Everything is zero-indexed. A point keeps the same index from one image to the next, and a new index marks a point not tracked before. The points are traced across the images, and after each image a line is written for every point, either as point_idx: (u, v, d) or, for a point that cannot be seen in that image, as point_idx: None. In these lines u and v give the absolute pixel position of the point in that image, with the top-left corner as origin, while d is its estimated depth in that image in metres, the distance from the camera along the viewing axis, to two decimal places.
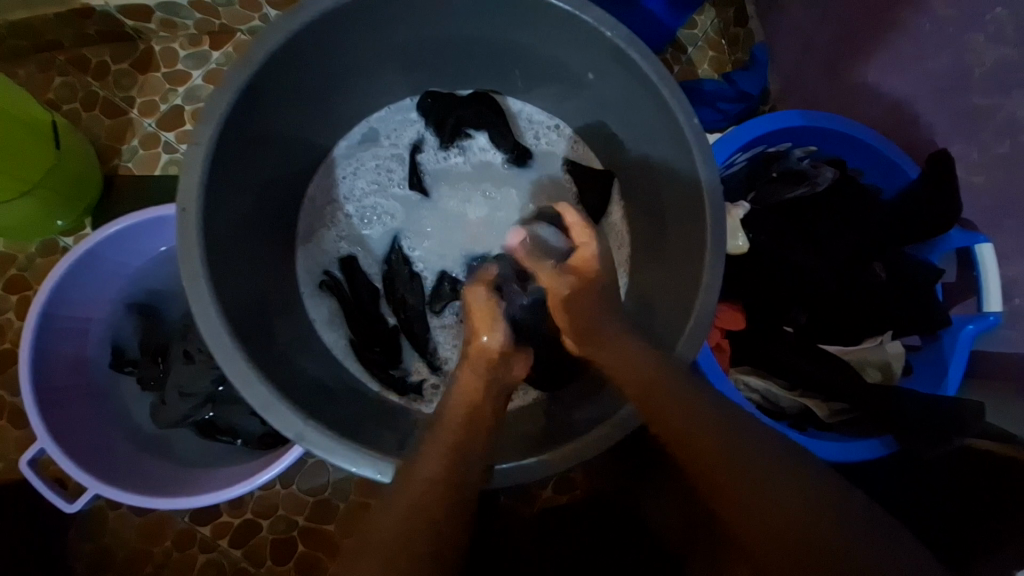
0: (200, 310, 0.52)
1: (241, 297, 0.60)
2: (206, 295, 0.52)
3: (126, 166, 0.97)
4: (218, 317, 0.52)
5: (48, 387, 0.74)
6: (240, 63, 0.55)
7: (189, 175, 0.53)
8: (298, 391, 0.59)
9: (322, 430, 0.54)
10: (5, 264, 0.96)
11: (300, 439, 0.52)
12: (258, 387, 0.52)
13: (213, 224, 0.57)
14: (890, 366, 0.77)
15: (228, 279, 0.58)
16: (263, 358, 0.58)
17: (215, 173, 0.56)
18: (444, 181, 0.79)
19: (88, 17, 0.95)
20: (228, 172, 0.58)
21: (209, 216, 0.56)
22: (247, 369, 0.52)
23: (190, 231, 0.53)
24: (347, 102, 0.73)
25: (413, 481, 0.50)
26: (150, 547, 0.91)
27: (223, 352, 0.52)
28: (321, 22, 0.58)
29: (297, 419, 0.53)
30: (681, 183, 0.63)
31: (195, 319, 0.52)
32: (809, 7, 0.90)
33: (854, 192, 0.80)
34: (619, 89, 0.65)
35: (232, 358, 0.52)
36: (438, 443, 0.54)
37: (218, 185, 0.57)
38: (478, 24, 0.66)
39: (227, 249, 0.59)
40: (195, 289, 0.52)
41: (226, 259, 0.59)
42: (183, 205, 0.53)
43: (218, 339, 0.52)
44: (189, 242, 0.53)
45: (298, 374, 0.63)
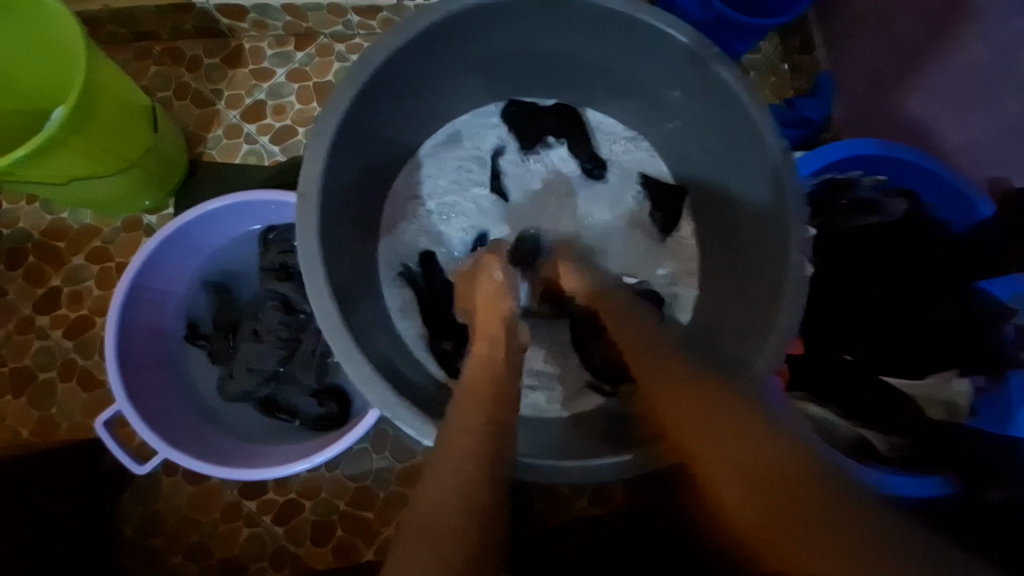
0: (313, 287, 0.56)
1: (339, 280, 0.64)
2: (319, 274, 0.56)
3: (209, 153, 1.04)
4: (328, 295, 0.56)
5: (129, 352, 0.78)
6: (360, 63, 0.59)
7: (311, 165, 0.58)
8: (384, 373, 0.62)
9: (413, 409, 0.56)
10: (89, 236, 1.02)
11: (392, 416, 0.55)
12: (358, 363, 0.56)
13: (330, 212, 0.62)
14: (955, 404, 0.76)
15: (334, 264, 0.63)
16: (357, 337, 0.61)
17: (331, 164, 0.60)
18: (524, 186, 0.82)
19: (187, 13, 1.03)
20: (339, 163, 0.63)
21: (324, 202, 0.60)
22: (348, 346, 0.56)
23: (310, 213, 0.58)
24: (434, 105, 0.76)
25: (453, 456, 0.46)
26: (198, 516, 0.95)
27: (328, 328, 0.56)
28: (435, 31, 0.63)
29: (391, 397, 0.55)
30: (764, 203, 0.64)
31: (307, 296, 0.56)
32: (878, 40, 0.90)
33: (923, 225, 0.78)
34: (707, 107, 0.67)
35: (336, 333, 0.56)
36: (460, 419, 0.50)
37: (331, 176, 0.61)
38: (574, 41, 0.69)
39: (335, 236, 0.64)
40: (310, 267, 0.56)
41: (334, 244, 0.64)
42: (303, 190, 0.58)
43: (325, 316, 0.56)
44: (307, 223, 0.57)
45: (379, 355, 0.65)
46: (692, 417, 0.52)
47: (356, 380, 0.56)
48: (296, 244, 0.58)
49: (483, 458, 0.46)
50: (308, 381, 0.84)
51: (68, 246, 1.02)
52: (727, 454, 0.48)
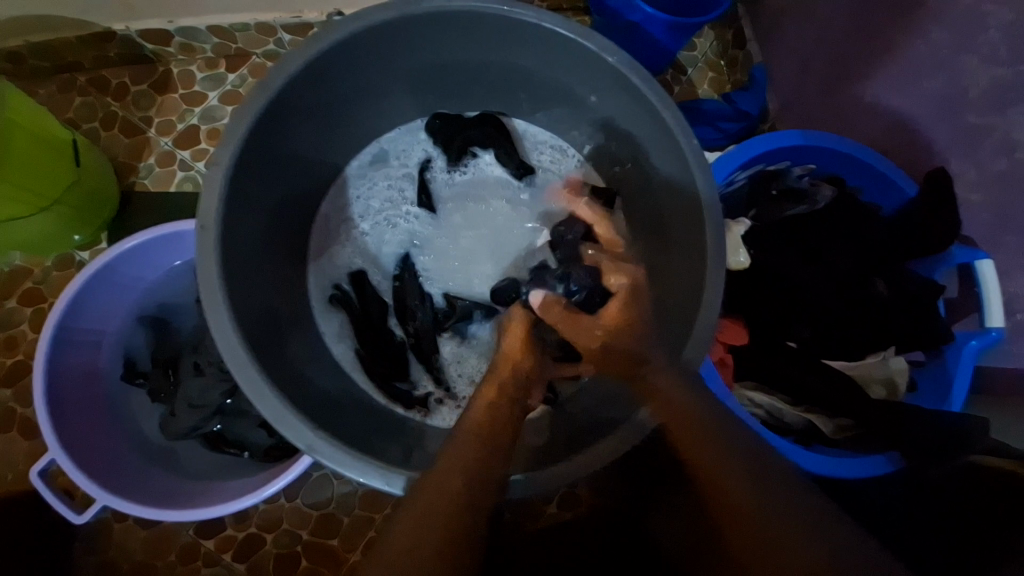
0: (217, 325, 0.54)
1: (258, 311, 0.63)
2: (224, 309, 0.54)
3: (142, 183, 1.01)
4: (234, 332, 0.54)
5: (61, 398, 0.75)
6: (260, 86, 0.58)
7: (209, 196, 0.55)
8: (305, 404, 0.60)
9: (332, 442, 0.55)
10: (21, 278, 0.98)
11: (311, 451, 0.53)
12: (270, 399, 0.54)
13: (233, 238, 0.59)
14: (893, 382, 0.78)
15: (245, 295, 0.61)
16: (276, 370, 0.60)
17: (234, 193, 0.58)
18: (454, 200, 0.82)
19: (108, 40, 0.99)
20: (245, 189, 0.61)
21: (228, 233, 0.58)
22: (258, 381, 0.54)
23: (211, 245, 0.55)
24: (357, 123, 0.75)
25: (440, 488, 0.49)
26: (154, 561, 0.91)
27: (238, 363, 0.54)
28: (339, 50, 0.62)
29: (306, 430, 0.54)
30: (684, 201, 0.65)
31: (211, 335, 0.54)
32: (805, 31, 0.92)
33: (852, 209, 0.81)
34: (622, 110, 0.68)
35: (245, 367, 0.54)
36: (452, 461, 0.52)
37: (237, 205, 0.59)
38: (486, 51, 0.69)
39: (244, 267, 0.61)
40: (214, 301, 0.54)
41: (244, 275, 0.61)
42: (203, 223, 0.55)
43: (233, 354, 0.54)
44: (209, 256, 0.55)
45: (306, 385, 0.64)
46: (697, 429, 0.54)
47: (270, 417, 0.54)
48: (199, 278, 0.56)
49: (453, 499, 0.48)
50: (256, 412, 0.81)
51: None
52: (705, 457, 0.52)
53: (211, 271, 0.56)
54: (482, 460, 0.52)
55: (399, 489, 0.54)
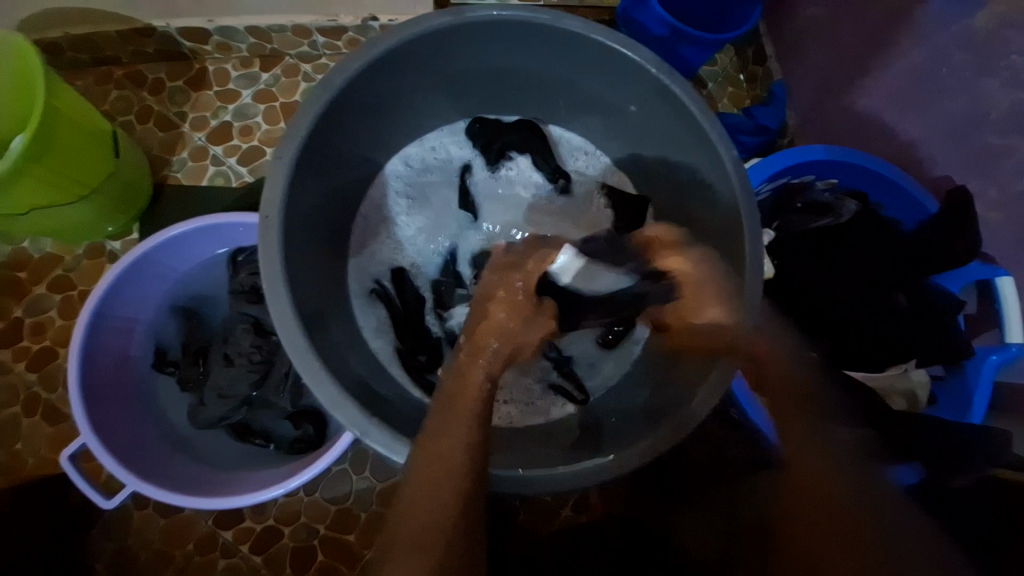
0: (277, 310, 0.56)
1: (310, 302, 0.64)
2: (284, 297, 0.56)
3: (174, 176, 1.03)
4: (294, 319, 0.56)
5: (93, 384, 0.76)
6: (320, 88, 0.60)
7: (272, 189, 0.58)
8: (356, 392, 0.62)
9: (386, 429, 0.56)
10: (51, 265, 1.00)
11: (365, 437, 0.55)
12: (326, 385, 0.55)
13: (291, 231, 0.61)
14: (914, 393, 0.80)
15: (301, 285, 0.63)
16: (329, 360, 0.61)
17: (292, 191, 0.60)
18: (492, 202, 0.83)
19: (148, 36, 1.01)
20: (302, 187, 0.62)
21: (288, 224, 0.60)
22: (316, 368, 0.55)
23: (273, 235, 0.57)
24: (400, 125, 0.77)
25: (437, 458, 0.47)
26: (172, 550, 0.92)
27: (296, 350, 0.56)
28: (394, 53, 0.64)
29: (361, 417, 0.56)
30: (721, 210, 0.67)
31: (272, 320, 0.56)
32: (827, 49, 0.95)
33: (873, 224, 0.83)
34: (661, 120, 0.70)
35: (303, 354, 0.56)
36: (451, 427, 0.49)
37: (295, 200, 0.61)
38: (529, 58, 0.71)
39: (300, 258, 0.63)
40: (275, 290, 0.56)
41: (302, 267, 0.64)
42: (266, 214, 0.58)
43: (292, 340, 0.56)
44: (271, 247, 0.57)
45: (353, 375, 0.65)
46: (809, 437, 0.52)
47: (326, 403, 0.55)
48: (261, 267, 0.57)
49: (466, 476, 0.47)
50: (282, 404, 0.83)
51: (28, 276, 0.99)
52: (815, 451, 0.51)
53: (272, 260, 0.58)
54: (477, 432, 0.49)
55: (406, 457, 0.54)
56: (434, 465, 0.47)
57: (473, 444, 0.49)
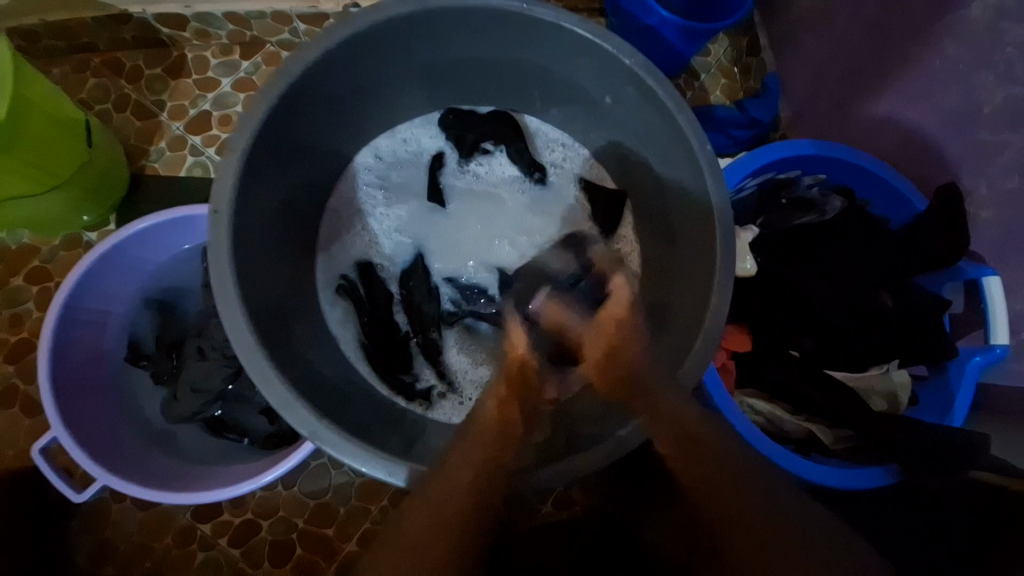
0: (226, 307, 0.55)
1: (266, 298, 0.63)
2: (232, 293, 0.55)
3: (152, 166, 1.01)
4: (242, 315, 0.55)
5: (65, 377, 0.75)
6: (277, 76, 0.59)
7: (224, 181, 0.56)
8: (309, 388, 0.61)
9: (336, 430, 0.56)
10: (27, 256, 0.98)
11: (315, 438, 0.54)
12: (275, 386, 0.55)
13: (245, 225, 0.60)
14: (896, 396, 0.77)
15: (254, 281, 0.61)
16: (282, 359, 0.60)
17: (247, 183, 0.59)
18: (464, 195, 0.82)
19: (125, 23, 1.00)
20: (258, 178, 0.61)
21: (240, 218, 0.58)
22: (265, 366, 0.55)
23: (224, 228, 0.56)
24: (370, 116, 0.75)
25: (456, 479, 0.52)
26: (150, 542, 0.92)
27: (245, 348, 0.55)
28: (357, 41, 0.62)
29: (311, 417, 0.55)
30: (694, 205, 0.65)
31: (219, 315, 0.55)
32: (820, 40, 0.92)
33: (861, 221, 0.81)
34: (636, 112, 0.68)
35: (252, 352, 0.55)
36: (466, 450, 0.55)
37: (250, 192, 0.60)
38: (501, 48, 0.69)
39: (254, 253, 0.62)
40: (224, 285, 0.55)
41: (257, 262, 0.62)
42: (216, 206, 0.56)
43: (238, 335, 0.55)
44: (221, 242, 0.56)
45: (312, 373, 0.64)
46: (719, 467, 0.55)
47: (274, 403, 0.55)
48: (210, 262, 0.56)
49: (472, 492, 0.51)
50: (257, 399, 0.82)
51: (5, 267, 0.98)
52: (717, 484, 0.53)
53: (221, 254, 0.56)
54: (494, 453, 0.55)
55: (403, 481, 0.55)
56: (439, 489, 0.51)
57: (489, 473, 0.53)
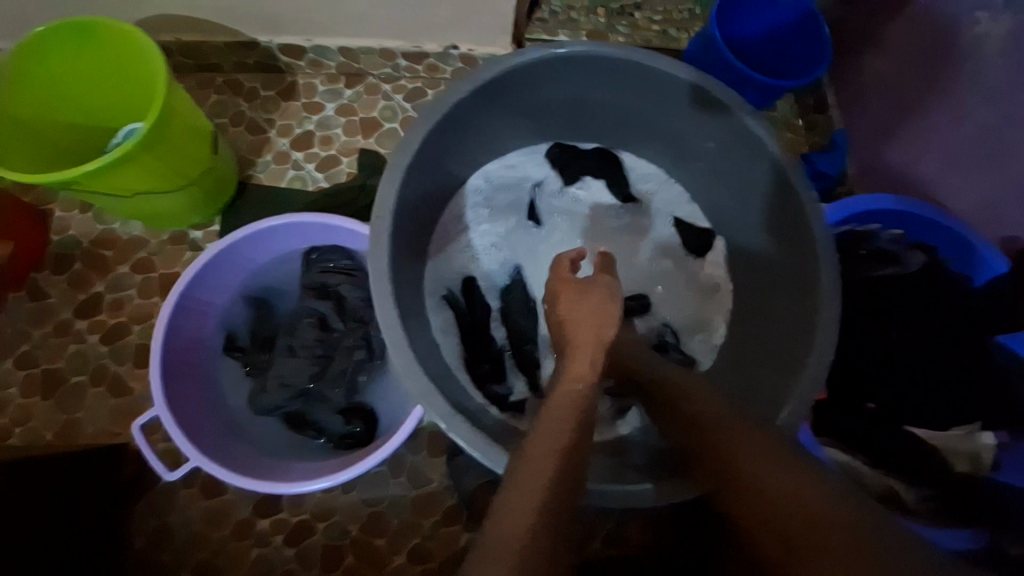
0: (383, 307, 0.63)
1: (405, 298, 0.70)
2: (387, 294, 0.63)
3: (257, 176, 1.10)
4: (393, 310, 0.63)
5: (172, 360, 0.81)
6: (434, 107, 0.68)
7: (386, 191, 0.65)
8: (436, 379, 0.68)
9: (468, 425, 0.62)
10: (136, 247, 1.07)
11: (450, 429, 0.60)
12: (418, 378, 0.62)
13: (399, 236, 0.69)
14: (979, 458, 0.76)
15: (398, 282, 0.69)
16: (419, 353, 0.68)
17: (401, 197, 0.68)
18: (564, 220, 0.87)
19: (250, 49, 1.12)
20: (406, 195, 0.70)
21: (393, 226, 0.67)
22: (410, 362, 0.62)
23: (381, 232, 0.64)
24: (491, 141, 0.81)
25: (533, 473, 0.45)
26: (209, 532, 0.94)
27: (394, 343, 0.62)
28: (501, 81, 0.71)
29: (450, 411, 0.61)
30: (795, 249, 0.70)
31: (375, 307, 0.63)
32: (891, 106, 0.97)
33: (939, 280, 0.82)
34: (741, 161, 0.74)
35: (402, 349, 0.62)
36: (551, 431, 0.49)
37: (402, 205, 0.69)
38: (619, 94, 0.77)
39: (400, 260, 0.71)
40: (381, 284, 0.63)
41: (399, 265, 0.70)
42: (378, 213, 0.65)
43: (393, 333, 0.63)
44: (379, 244, 0.64)
45: (434, 374, 0.70)
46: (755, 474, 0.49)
47: (417, 394, 0.62)
48: (367, 260, 0.64)
49: (552, 494, 0.44)
50: (336, 399, 0.86)
51: (114, 255, 1.07)
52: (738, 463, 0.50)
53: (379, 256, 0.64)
54: (572, 446, 0.48)
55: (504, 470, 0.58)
56: (517, 487, 0.44)
57: (565, 461, 0.47)
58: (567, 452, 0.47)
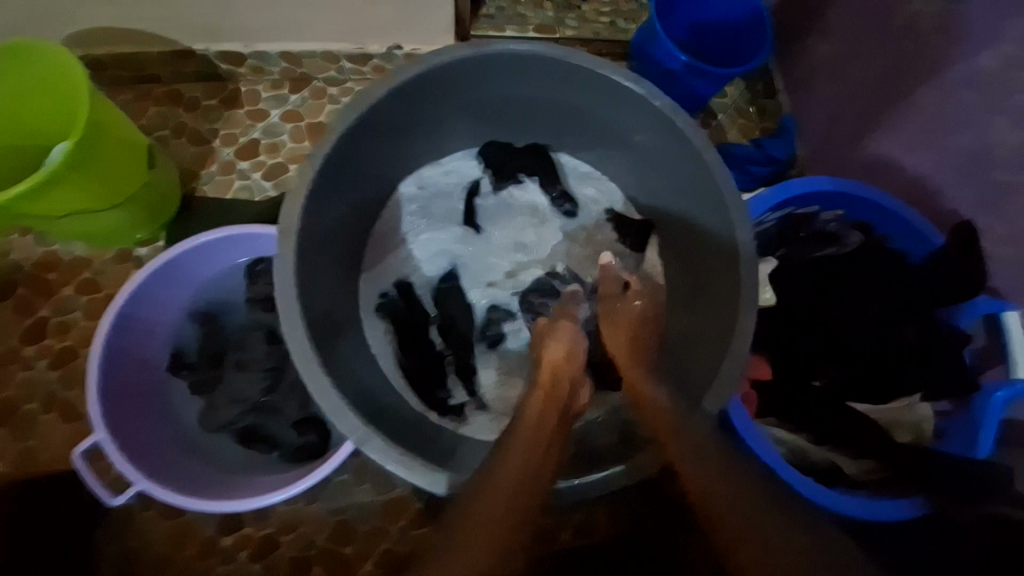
0: (287, 322, 0.59)
1: (318, 313, 0.68)
2: (294, 308, 0.60)
3: (202, 189, 1.08)
4: (301, 324, 0.59)
5: (113, 384, 0.79)
6: (342, 112, 0.65)
7: (292, 202, 0.62)
8: (356, 400, 0.65)
9: (383, 440, 0.60)
10: (81, 268, 1.05)
11: (362, 446, 0.58)
12: (329, 395, 0.58)
13: (307, 242, 0.66)
14: (919, 427, 0.80)
15: (310, 296, 0.66)
16: (333, 370, 0.64)
17: (312, 206, 0.65)
18: (498, 222, 0.86)
19: (188, 58, 1.09)
20: (320, 206, 0.67)
21: (303, 236, 0.64)
22: (320, 378, 0.58)
23: (289, 245, 0.62)
24: (421, 147, 0.82)
25: (496, 486, 0.55)
26: (172, 553, 0.92)
27: (301, 360, 0.58)
28: (418, 82, 0.69)
29: (360, 426, 0.59)
30: (722, 235, 0.70)
31: (280, 316, 0.59)
32: (835, 85, 0.97)
33: (878, 256, 0.84)
34: (668, 151, 0.73)
35: (310, 365, 0.58)
36: (515, 451, 0.59)
37: (314, 214, 0.66)
38: (543, 88, 0.76)
39: (309, 266, 0.67)
40: (285, 298, 0.60)
41: (310, 276, 0.67)
42: (285, 225, 0.62)
43: (297, 345, 0.59)
44: (286, 258, 0.61)
45: (358, 388, 0.68)
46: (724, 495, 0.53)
47: (327, 410, 0.58)
48: (274, 273, 0.61)
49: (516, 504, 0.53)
50: (289, 411, 0.85)
51: (59, 278, 1.04)
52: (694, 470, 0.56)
53: (286, 266, 0.62)
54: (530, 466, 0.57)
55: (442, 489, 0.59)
56: (486, 497, 0.54)
57: (531, 479, 0.56)
58: (535, 468, 0.57)
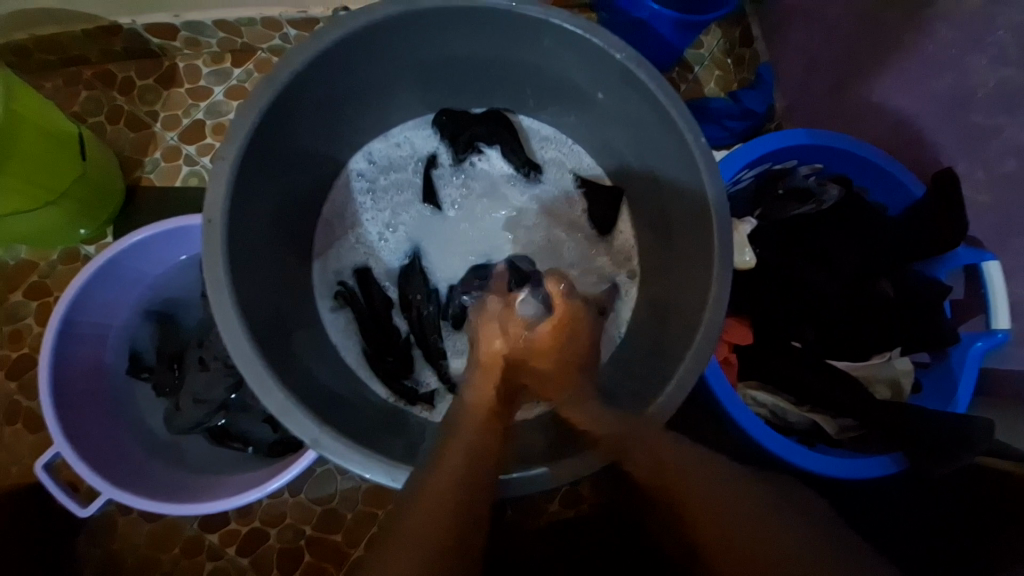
0: (223, 320, 0.56)
1: (263, 311, 0.64)
2: (228, 305, 0.56)
3: (148, 177, 1.01)
4: (238, 323, 0.56)
5: (68, 392, 0.75)
6: (265, 83, 0.60)
7: (215, 190, 0.57)
8: (309, 397, 0.62)
9: (337, 437, 0.57)
10: (27, 272, 0.98)
11: (316, 445, 0.55)
12: (275, 394, 0.56)
13: (238, 233, 0.61)
14: (899, 383, 0.78)
15: (250, 293, 0.62)
16: (283, 370, 0.61)
17: (239, 192, 0.60)
18: (458, 197, 0.84)
19: (114, 34, 0.99)
20: (250, 190, 0.62)
21: (232, 226, 0.59)
22: (265, 380, 0.56)
23: (216, 239, 0.57)
24: (366, 117, 0.78)
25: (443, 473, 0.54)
26: (159, 553, 0.91)
27: (244, 361, 0.56)
28: (347, 42, 0.63)
29: (312, 426, 0.56)
30: (688, 193, 0.67)
31: (216, 323, 0.56)
32: (813, 29, 0.92)
33: (859, 209, 0.81)
34: (627, 107, 0.70)
35: (253, 366, 0.56)
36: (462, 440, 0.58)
37: (243, 200, 0.61)
38: (489, 45, 0.70)
39: (247, 260, 0.63)
40: (218, 294, 0.56)
41: (249, 270, 0.63)
42: (209, 217, 0.57)
43: (237, 345, 0.56)
44: (214, 252, 0.57)
45: (315, 386, 0.66)
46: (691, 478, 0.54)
47: (275, 411, 0.56)
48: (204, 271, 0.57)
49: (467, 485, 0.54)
50: (259, 407, 0.82)
51: (4, 284, 0.98)
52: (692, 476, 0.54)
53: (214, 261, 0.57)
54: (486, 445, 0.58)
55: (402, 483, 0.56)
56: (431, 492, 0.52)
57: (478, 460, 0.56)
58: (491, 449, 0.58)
